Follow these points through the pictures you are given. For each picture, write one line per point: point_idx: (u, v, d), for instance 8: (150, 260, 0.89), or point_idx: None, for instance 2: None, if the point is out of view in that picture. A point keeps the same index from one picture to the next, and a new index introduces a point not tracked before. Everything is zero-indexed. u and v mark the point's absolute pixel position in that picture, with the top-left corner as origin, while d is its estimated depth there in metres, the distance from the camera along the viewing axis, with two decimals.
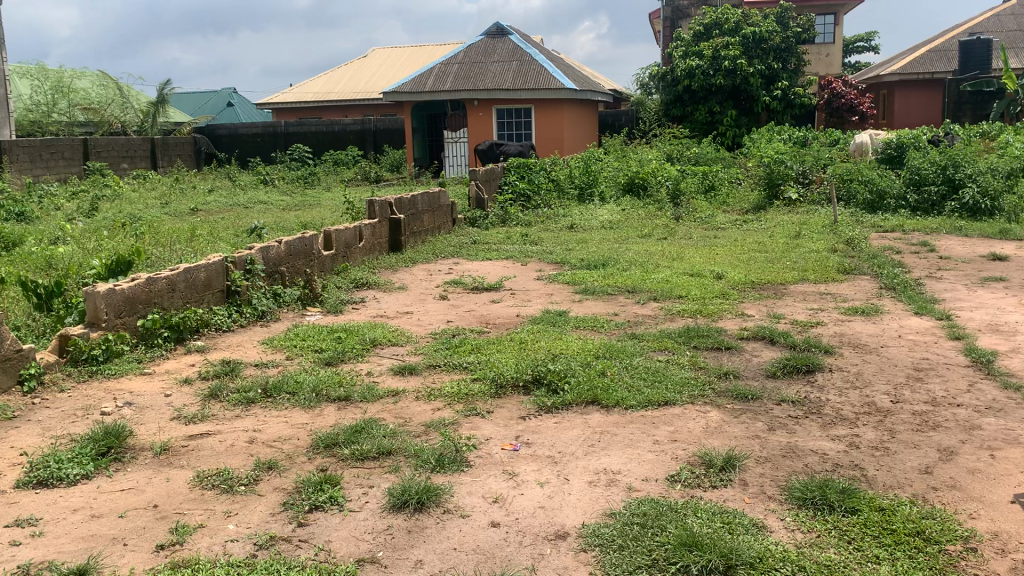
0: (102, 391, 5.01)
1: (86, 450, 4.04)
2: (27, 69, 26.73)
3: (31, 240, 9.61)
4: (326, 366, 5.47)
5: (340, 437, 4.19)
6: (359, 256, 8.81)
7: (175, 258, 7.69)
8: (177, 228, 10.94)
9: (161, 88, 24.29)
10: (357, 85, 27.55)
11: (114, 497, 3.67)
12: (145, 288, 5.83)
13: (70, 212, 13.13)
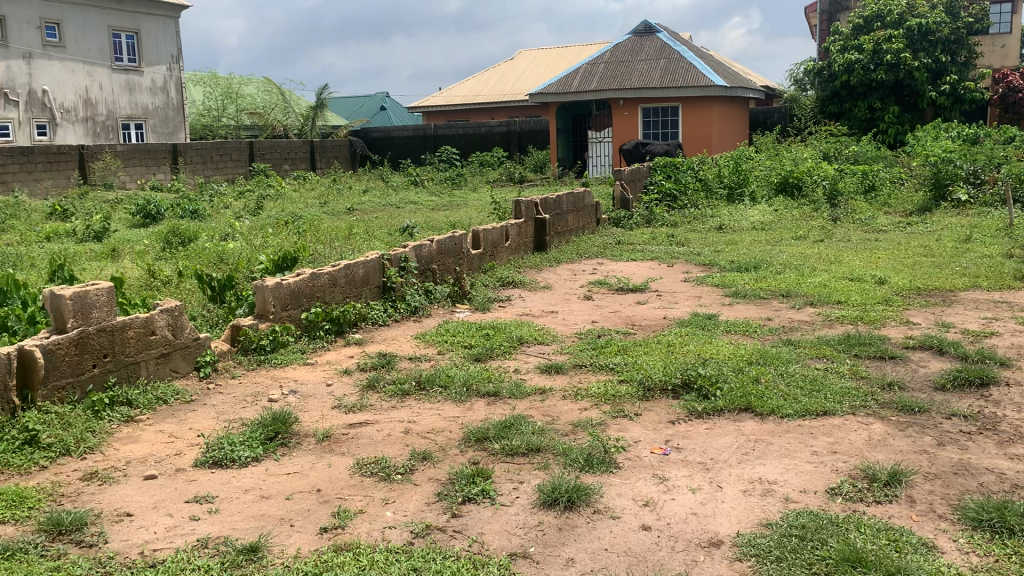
0: (269, 379, 5.32)
1: (256, 433, 4.30)
2: (201, 77, 28.71)
3: (204, 237, 10.33)
4: (475, 362, 5.58)
5: (490, 432, 4.26)
6: (505, 256, 8.93)
7: (334, 255, 8.06)
8: (335, 226, 11.45)
9: (320, 92, 25.51)
10: (504, 87, 27.94)
11: (281, 480, 3.88)
12: (309, 282, 6.13)
13: (237, 211, 13.98)
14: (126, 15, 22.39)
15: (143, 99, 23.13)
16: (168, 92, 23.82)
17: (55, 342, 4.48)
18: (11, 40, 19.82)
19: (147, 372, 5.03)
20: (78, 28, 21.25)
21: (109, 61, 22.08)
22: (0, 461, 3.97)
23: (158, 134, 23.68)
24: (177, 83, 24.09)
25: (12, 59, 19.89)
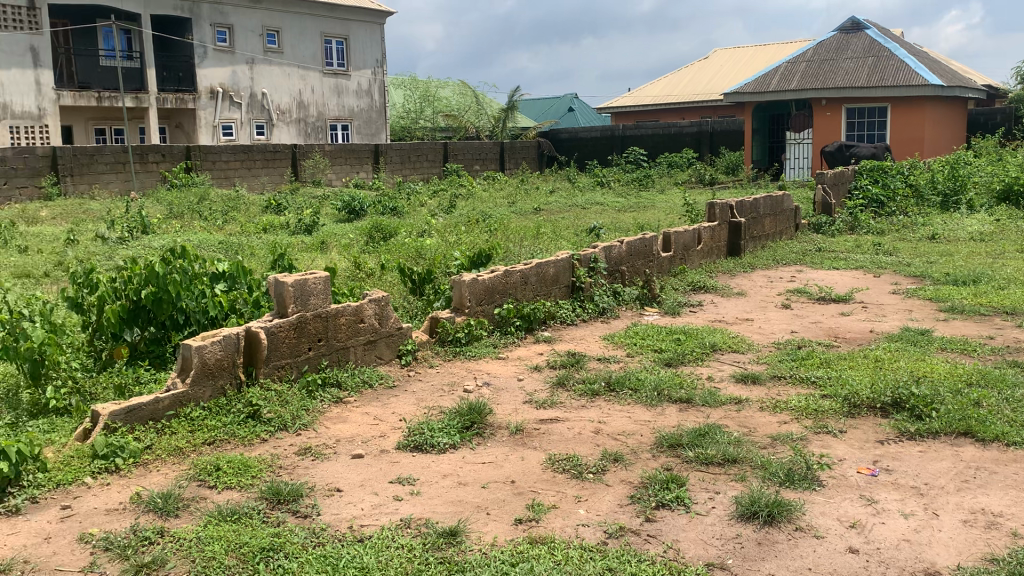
0: (464, 370, 5.50)
1: (453, 422, 4.45)
2: (402, 80, 30.14)
3: (402, 232, 10.83)
4: (666, 367, 5.50)
5: (683, 438, 4.18)
6: (697, 260, 8.74)
7: (526, 253, 8.20)
8: (524, 225, 11.66)
9: (512, 94, 26.07)
10: (695, 88, 27.38)
11: (476, 468, 3.99)
12: (503, 279, 6.28)
13: (432, 209, 14.56)
14: (337, 22, 23.84)
15: (350, 102, 24.54)
16: (372, 95, 25.13)
17: (278, 325, 4.85)
18: (237, 47, 21.73)
19: (355, 357, 5.34)
20: (294, 36, 22.90)
21: (321, 66, 23.62)
22: (228, 432, 4.36)
23: (362, 135, 25.01)
24: (381, 86, 25.34)
25: (237, 65, 21.82)
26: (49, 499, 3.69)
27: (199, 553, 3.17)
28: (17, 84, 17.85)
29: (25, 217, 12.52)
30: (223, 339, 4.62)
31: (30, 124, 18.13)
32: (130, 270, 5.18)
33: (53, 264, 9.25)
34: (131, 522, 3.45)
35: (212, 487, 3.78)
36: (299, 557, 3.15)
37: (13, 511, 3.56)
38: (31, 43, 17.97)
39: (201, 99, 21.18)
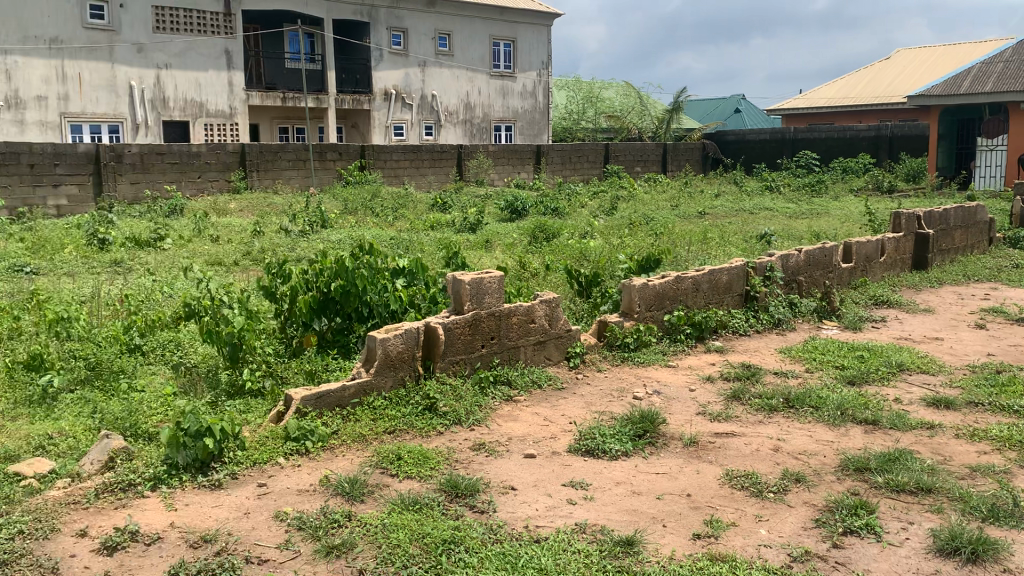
0: (634, 377, 5.44)
1: (625, 429, 4.41)
2: (566, 81, 30.30)
3: (566, 234, 10.86)
4: (848, 385, 5.23)
5: (872, 462, 3.96)
6: (879, 272, 8.28)
7: (695, 259, 8.02)
8: (690, 230, 11.41)
9: (677, 95, 25.63)
10: (875, 89, 25.98)
11: (651, 478, 3.94)
12: (674, 285, 6.17)
13: (594, 211, 14.50)
14: (506, 24, 24.24)
15: (515, 103, 24.92)
16: (536, 96, 25.40)
17: (455, 321, 4.97)
18: (411, 50, 22.51)
19: (525, 357, 5.40)
20: (465, 38, 23.47)
21: (488, 67, 24.09)
22: (407, 423, 4.51)
23: (525, 136, 25.33)
24: (545, 87, 25.57)
25: (410, 66, 22.61)
26: (246, 476, 3.94)
27: (384, 539, 3.29)
28: (213, 85, 19.23)
29: (216, 209, 13.47)
30: (405, 332, 4.78)
31: (223, 122, 19.49)
32: (321, 263, 5.46)
33: (242, 253, 9.90)
34: (321, 504, 3.63)
35: (393, 476, 3.92)
36: (478, 552, 3.20)
37: (216, 485, 3.83)
38: (227, 46, 19.27)
39: (375, 100, 22.12)
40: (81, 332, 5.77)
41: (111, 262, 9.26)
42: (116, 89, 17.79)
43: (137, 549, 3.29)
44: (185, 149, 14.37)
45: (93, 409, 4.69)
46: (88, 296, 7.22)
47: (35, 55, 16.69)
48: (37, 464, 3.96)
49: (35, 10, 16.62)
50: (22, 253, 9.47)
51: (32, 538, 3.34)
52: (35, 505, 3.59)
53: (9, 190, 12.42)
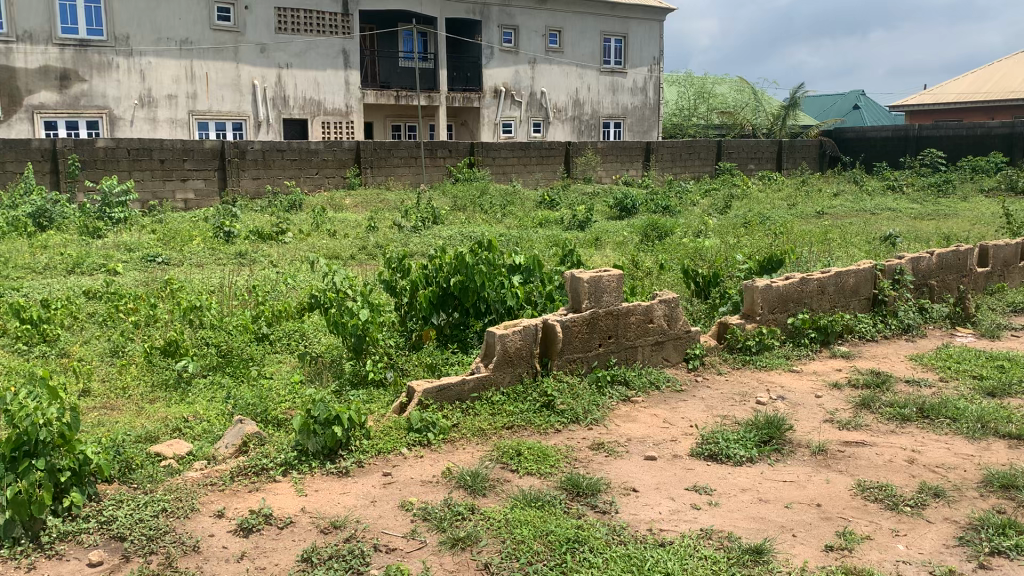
0: (756, 381, 5.29)
1: (750, 435, 4.30)
2: (677, 77, 29.85)
3: (679, 232, 10.69)
4: (988, 396, 4.94)
5: (1019, 480, 3.73)
6: (1018, 277, 7.81)
7: (819, 260, 7.75)
8: (809, 230, 11.04)
9: (794, 90, 24.86)
10: (1011, 83, 24.49)
11: (778, 486, 3.82)
12: (798, 287, 5.99)
13: (706, 209, 14.22)
14: (617, 20, 24.07)
15: (624, 99, 24.72)
16: (647, 92, 25.13)
17: (572, 319, 4.95)
18: (522, 47, 22.62)
19: (643, 357, 5.33)
20: (575, 35, 23.43)
21: (598, 64, 23.97)
22: (525, 419, 4.52)
23: (634, 133, 25.09)
24: (656, 83, 25.25)
25: (521, 64, 22.72)
26: (371, 464, 4.03)
27: (508, 535, 3.31)
28: (331, 84, 19.82)
29: (333, 204, 13.87)
30: (523, 329, 4.80)
31: (339, 120, 20.08)
32: (441, 258, 5.54)
33: (358, 247, 10.15)
34: (445, 496, 3.68)
35: (514, 471, 3.94)
36: (603, 552, 3.18)
37: (343, 472, 3.94)
38: (344, 46, 19.82)
39: (485, 98, 22.33)
40: (212, 320, 6.02)
41: (236, 254, 9.64)
42: (240, 88, 18.54)
43: (271, 531, 3.40)
44: (304, 146, 14.83)
45: (226, 395, 4.90)
46: (218, 286, 7.53)
47: (167, 56, 17.54)
48: (175, 446, 4.15)
49: (169, 13, 17.45)
50: (155, 243, 9.97)
51: (175, 516, 3.50)
52: (176, 485, 3.76)
53: (142, 183, 13.13)
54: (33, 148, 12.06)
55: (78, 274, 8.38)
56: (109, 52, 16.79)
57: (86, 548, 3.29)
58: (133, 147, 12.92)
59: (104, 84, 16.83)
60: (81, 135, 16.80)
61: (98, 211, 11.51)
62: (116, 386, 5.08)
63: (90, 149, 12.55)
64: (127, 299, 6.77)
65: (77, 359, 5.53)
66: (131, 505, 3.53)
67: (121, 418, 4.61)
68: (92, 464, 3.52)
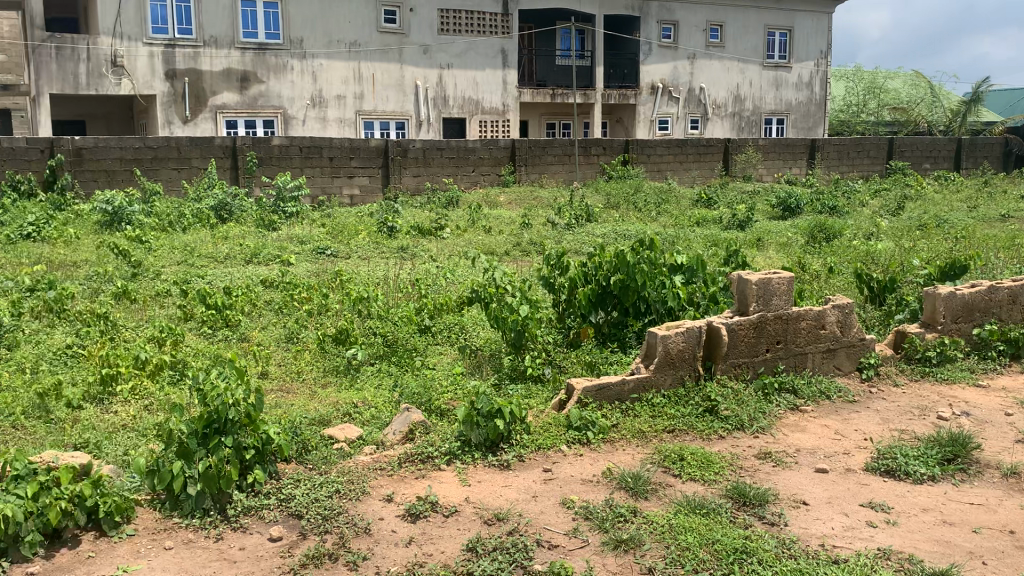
0: (937, 395, 4.95)
1: (931, 452, 4.04)
2: (845, 72, 28.51)
3: (848, 235, 10.19)
4: None
5: None
6: None
7: (1008, 267, 7.19)
8: (994, 234, 10.25)
9: (977, 84, 23.19)
10: None
11: (964, 509, 3.56)
12: (986, 295, 5.60)
13: (876, 210, 13.49)
14: (782, 13, 23.24)
15: (788, 95, 23.84)
16: (812, 87, 24.13)
17: (738, 322, 4.81)
18: (681, 43, 22.24)
19: (813, 365, 5.11)
20: (737, 30, 22.82)
21: (761, 58, 23.23)
22: (687, 423, 4.43)
23: (797, 129, 24.15)
24: (823, 78, 24.21)
25: (679, 60, 22.34)
26: (532, 459, 4.07)
27: (673, 540, 3.25)
28: (490, 83, 20.20)
29: (488, 201, 14.12)
30: (687, 331, 4.72)
31: (496, 119, 20.43)
32: (601, 256, 5.52)
33: (513, 244, 10.29)
34: (606, 495, 3.66)
35: (677, 477, 3.86)
36: (773, 566, 3.07)
37: (504, 465, 3.99)
38: (503, 45, 20.15)
39: (642, 94, 22.08)
40: (379, 310, 6.26)
41: (398, 248, 10.00)
42: (403, 88, 19.19)
43: (437, 519, 3.50)
44: (463, 144, 15.16)
45: (392, 383, 5.09)
46: (382, 279, 7.81)
47: (337, 58, 18.38)
48: (347, 430, 4.33)
49: (340, 17, 18.29)
50: (324, 237, 10.48)
51: (347, 497, 3.66)
52: (347, 468, 3.93)
53: (312, 180, 13.82)
54: (216, 146, 12.95)
55: (256, 264, 8.92)
56: (285, 55, 17.78)
57: (268, 522, 3.49)
58: (305, 146, 13.62)
59: (279, 85, 17.82)
60: (258, 133, 17.89)
61: (273, 205, 12.21)
62: (291, 370, 5.37)
63: (267, 147, 13.33)
64: (301, 288, 7.14)
65: (256, 343, 5.88)
66: (307, 485, 3.72)
67: (297, 400, 4.87)
68: (273, 443, 3.73)
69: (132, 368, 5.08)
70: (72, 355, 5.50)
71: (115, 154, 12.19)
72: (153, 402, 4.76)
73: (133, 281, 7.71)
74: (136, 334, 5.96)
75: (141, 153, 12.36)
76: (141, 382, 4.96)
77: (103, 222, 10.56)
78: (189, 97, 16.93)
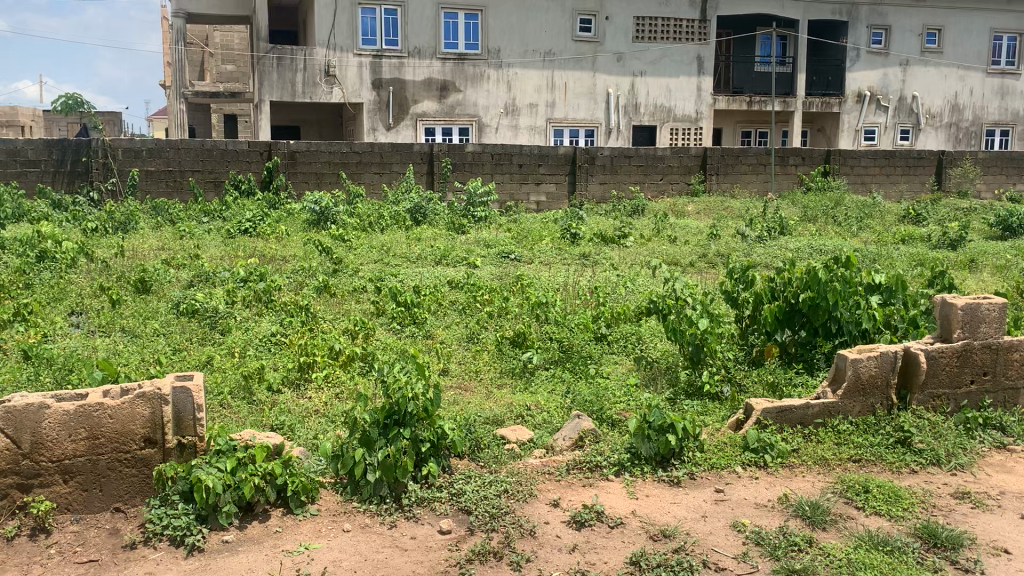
0: None
1: None
2: None
3: None
4: None
5: None
6: None
7: None
8: None
9: None
10: None
11: None
12: None
13: None
14: (1012, 15, 21.49)
15: (1014, 103, 22.02)
16: None
17: (940, 349, 4.46)
18: (893, 48, 20.90)
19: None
20: (958, 34, 21.25)
21: (985, 64, 21.53)
22: (875, 453, 4.16)
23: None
24: None
25: (890, 67, 21.00)
26: (704, 478, 3.96)
27: None
28: (683, 90, 19.90)
29: (676, 211, 13.90)
30: (881, 355, 4.43)
31: (688, 127, 20.10)
32: (790, 272, 5.28)
33: (699, 255, 10.07)
34: (781, 522, 3.50)
35: (860, 509, 3.63)
36: None
37: (674, 481, 3.91)
38: (699, 52, 19.77)
39: (846, 103, 20.95)
40: (557, 316, 6.31)
41: (581, 255, 10.04)
42: (596, 96, 19.27)
43: (602, 529, 3.48)
44: (652, 152, 14.99)
45: (566, 389, 5.11)
46: (563, 285, 7.89)
47: (532, 67, 18.74)
48: (518, 432, 4.40)
49: (537, 27, 18.66)
50: (509, 241, 10.71)
51: (515, 498, 3.71)
52: (517, 469, 3.99)
53: (502, 185, 14.17)
54: (415, 152, 13.56)
55: (444, 265, 9.27)
56: (482, 64, 18.36)
57: (438, 515, 3.60)
58: (496, 152, 13.99)
59: (476, 93, 18.43)
60: (454, 140, 18.58)
61: (463, 209, 12.63)
62: (470, 369, 5.53)
63: (461, 154, 13.81)
64: (484, 290, 7.34)
65: (440, 341, 6.11)
66: (477, 482, 3.81)
67: (474, 399, 5.01)
68: (448, 439, 3.85)
69: (327, 357, 5.42)
70: (275, 342, 5.94)
71: (323, 158, 13.06)
72: (343, 390, 5.05)
73: (333, 277, 8.24)
74: (332, 326, 6.36)
75: (346, 158, 13.15)
76: (334, 371, 5.29)
77: (310, 221, 11.34)
78: (393, 105, 17.84)
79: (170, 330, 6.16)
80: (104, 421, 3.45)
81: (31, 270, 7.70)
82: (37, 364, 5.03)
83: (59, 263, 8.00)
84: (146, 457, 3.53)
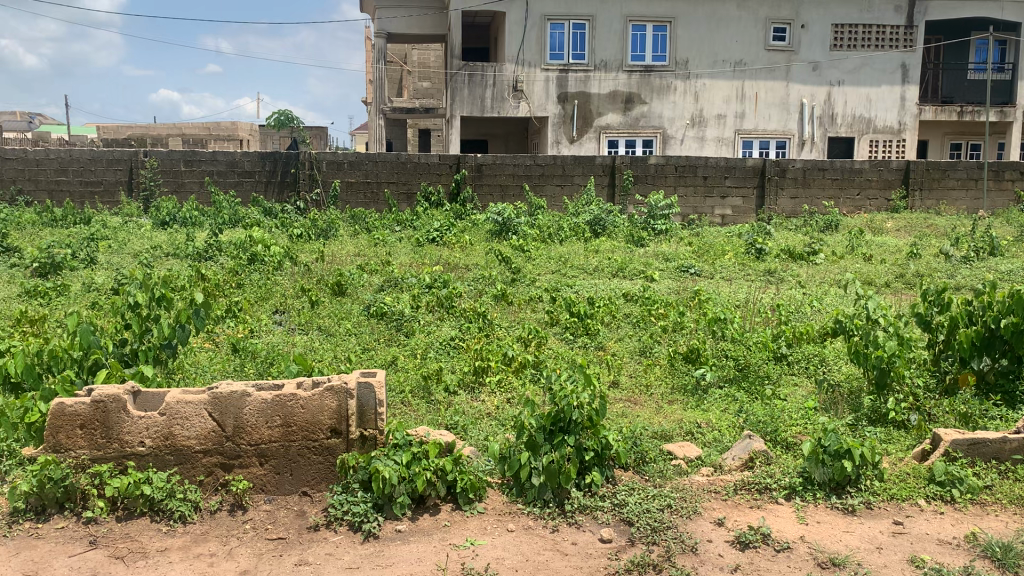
0: None
1: None
2: None
3: None
4: None
5: None
6: None
7: None
8: None
9: None
10: None
11: None
12: None
13: None
14: None
15: None
16: None
17: None
18: None
19: None
20: None
21: None
22: None
23: None
24: None
25: None
26: (882, 509, 3.76)
27: None
28: (885, 100, 18.81)
29: (872, 227, 13.18)
30: None
31: (889, 138, 18.98)
32: (990, 296, 4.93)
33: (895, 274, 9.49)
34: (967, 562, 3.27)
35: None
36: None
37: (849, 509, 3.74)
38: (904, 60, 18.64)
39: None
40: (734, 332, 6.16)
41: (765, 270, 9.75)
42: (788, 106, 18.60)
43: (767, 552, 3.39)
44: (848, 165, 14.27)
45: (739, 408, 4.99)
46: (744, 301, 7.71)
47: (721, 77, 18.36)
48: (686, 448, 4.36)
49: (727, 37, 18.29)
50: (691, 255, 10.54)
51: (678, 514, 3.68)
52: (682, 485, 3.96)
53: (686, 199, 13.96)
54: (597, 164, 13.64)
55: (621, 278, 9.28)
56: (669, 76, 18.23)
57: (599, 523, 3.65)
58: (680, 164, 13.83)
59: (662, 106, 18.30)
60: (637, 152, 18.52)
61: (644, 222, 12.59)
62: (641, 383, 5.53)
63: (644, 166, 13.75)
64: (659, 304, 7.29)
65: (611, 353, 6.15)
66: (641, 494, 3.81)
67: (643, 413, 5.00)
68: (611, 449, 3.89)
69: (501, 363, 5.60)
70: (454, 346, 6.19)
71: (508, 170, 13.45)
72: (515, 395, 5.19)
73: (511, 286, 8.46)
74: (507, 334, 6.55)
75: (530, 170, 13.47)
76: (506, 376, 5.45)
77: (493, 232, 11.71)
78: (578, 118, 18.04)
79: (359, 330, 6.58)
80: (296, 410, 3.77)
81: (243, 271, 8.47)
82: (244, 356, 5.55)
83: (268, 265, 8.72)
84: (332, 446, 3.80)
